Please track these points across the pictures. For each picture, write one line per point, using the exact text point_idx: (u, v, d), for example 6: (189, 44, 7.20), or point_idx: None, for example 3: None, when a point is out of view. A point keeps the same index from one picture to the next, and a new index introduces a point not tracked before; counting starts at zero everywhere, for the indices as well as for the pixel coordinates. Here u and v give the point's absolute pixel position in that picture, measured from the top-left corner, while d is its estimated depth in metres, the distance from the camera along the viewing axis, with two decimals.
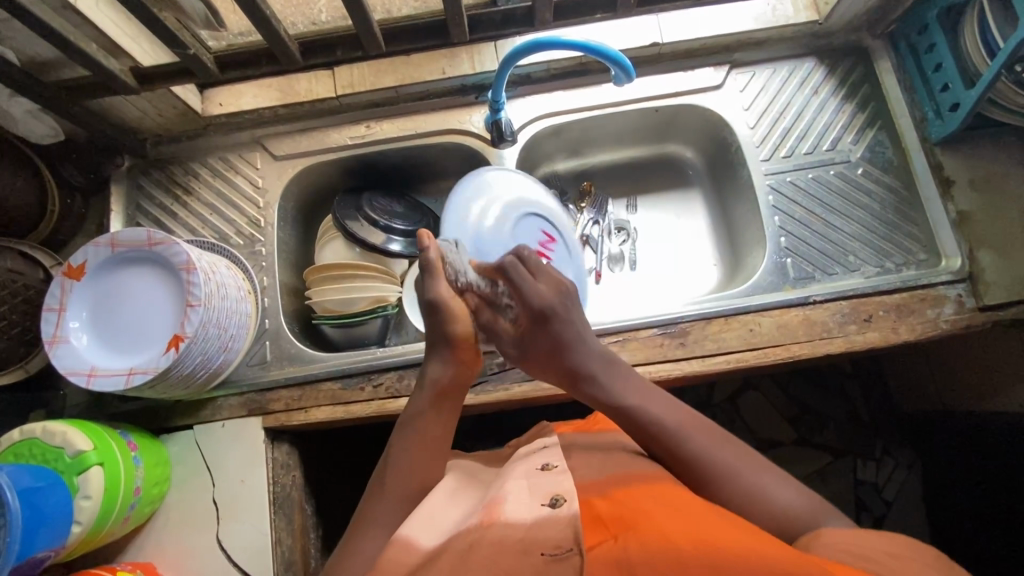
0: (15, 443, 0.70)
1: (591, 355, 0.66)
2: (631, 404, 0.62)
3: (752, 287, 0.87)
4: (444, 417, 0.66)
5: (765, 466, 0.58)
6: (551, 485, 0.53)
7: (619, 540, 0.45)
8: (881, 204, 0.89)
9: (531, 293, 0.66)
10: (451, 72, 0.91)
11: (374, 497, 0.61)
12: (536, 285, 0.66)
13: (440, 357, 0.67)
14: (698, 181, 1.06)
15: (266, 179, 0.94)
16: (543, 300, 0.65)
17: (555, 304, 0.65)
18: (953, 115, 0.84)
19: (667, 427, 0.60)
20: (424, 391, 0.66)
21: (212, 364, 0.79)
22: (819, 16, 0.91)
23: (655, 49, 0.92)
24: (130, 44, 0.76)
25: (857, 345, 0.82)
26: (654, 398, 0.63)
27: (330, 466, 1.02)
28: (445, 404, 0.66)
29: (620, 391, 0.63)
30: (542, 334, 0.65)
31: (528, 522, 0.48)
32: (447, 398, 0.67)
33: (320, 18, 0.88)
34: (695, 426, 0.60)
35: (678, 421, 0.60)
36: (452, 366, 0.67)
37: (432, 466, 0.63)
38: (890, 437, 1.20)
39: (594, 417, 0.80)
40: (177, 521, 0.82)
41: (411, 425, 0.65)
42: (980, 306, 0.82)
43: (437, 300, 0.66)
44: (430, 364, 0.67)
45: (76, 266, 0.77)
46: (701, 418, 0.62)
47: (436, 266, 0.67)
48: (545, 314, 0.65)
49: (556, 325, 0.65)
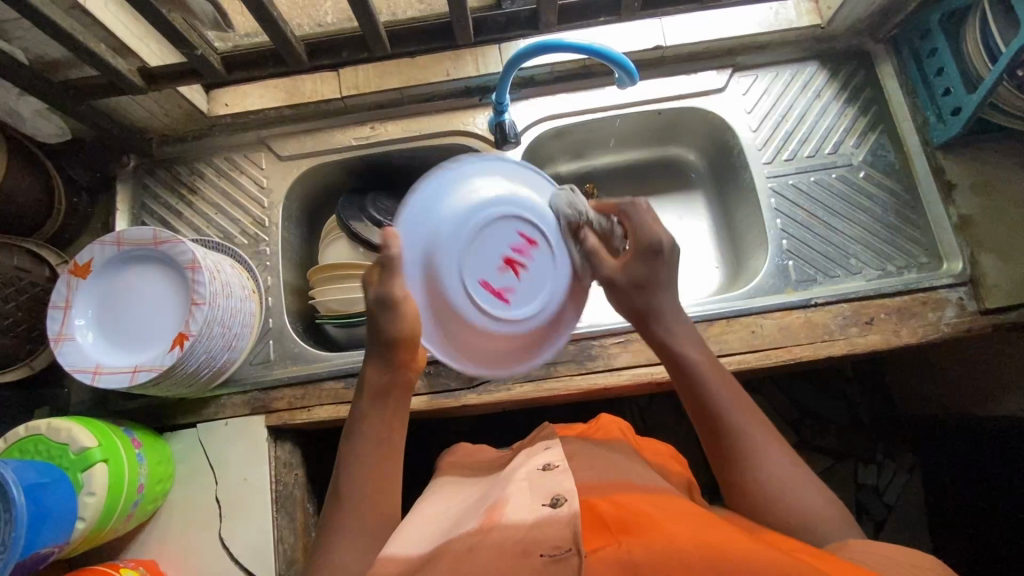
0: (20, 439, 0.70)
1: (672, 307, 0.68)
2: (693, 359, 0.65)
3: (753, 290, 0.87)
4: (393, 415, 0.65)
5: (783, 447, 0.60)
6: (552, 485, 0.52)
7: (623, 545, 0.44)
8: (883, 208, 0.90)
9: (650, 225, 0.68)
10: (455, 74, 0.92)
11: (334, 507, 0.60)
12: (658, 224, 0.68)
13: (376, 359, 0.65)
14: (701, 184, 1.07)
15: (270, 180, 0.94)
16: (658, 238, 0.67)
17: (667, 242, 0.67)
18: (955, 119, 0.84)
19: (716, 396, 0.62)
20: (366, 393, 0.65)
21: (216, 362, 0.80)
22: (822, 20, 0.92)
23: (658, 52, 0.92)
24: (138, 45, 0.77)
25: (858, 347, 0.82)
26: (713, 364, 0.65)
27: (332, 465, 1.02)
28: (391, 402, 0.65)
29: (687, 348, 0.66)
30: (644, 267, 0.67)
31: (529, 522, 0.48)
32: (391, 396, 0.65)
33: (325, 20, 0.89)
34: (740, 405, 0.62)
35: (729, 394, 0.62)
36: (391, 365, 0.64)
37: (387, 469, 0.63)
38: (892, 440, 1.20)
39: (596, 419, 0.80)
40: (180, 519, 0.83)
41: (360, 428, 0.64)
42: (982, 309, 0.82)
43: (388, 299, 0.61)
44: (368, 368, 0.65)
45: (82, 264, 0.77)
46: (748, 399, 0.63)
47: (399, 265, 0.61)
48: (653, 250, 0.67)
49: (661, 264, 0.67)
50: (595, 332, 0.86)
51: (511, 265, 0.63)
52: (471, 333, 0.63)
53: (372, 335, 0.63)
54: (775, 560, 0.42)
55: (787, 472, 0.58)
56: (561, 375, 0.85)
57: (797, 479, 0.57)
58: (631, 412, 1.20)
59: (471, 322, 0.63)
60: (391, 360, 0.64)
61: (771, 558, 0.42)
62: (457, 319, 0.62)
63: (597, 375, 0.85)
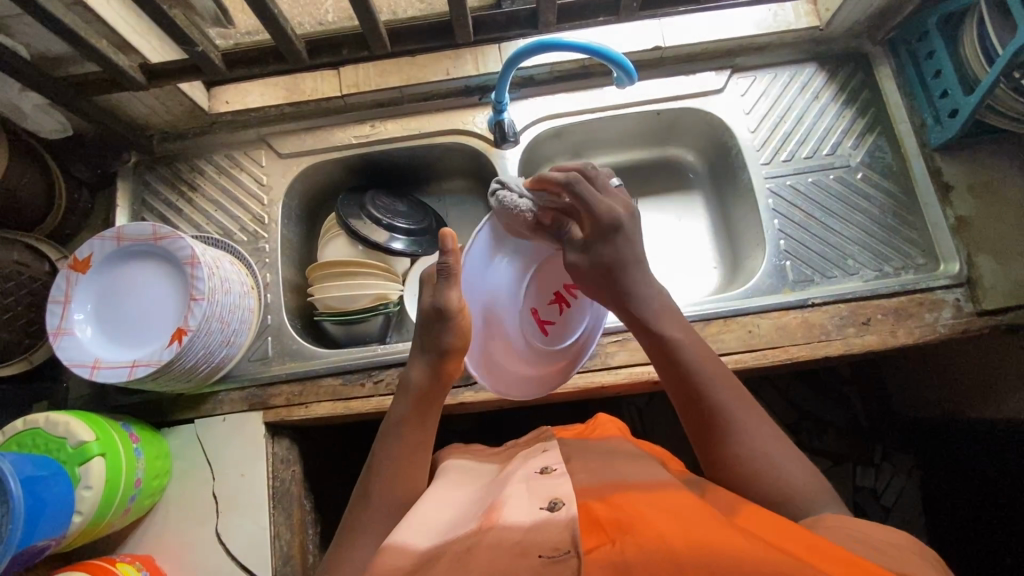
0: (18, 433, 0.70)
1: (643, 284, 0.68)
2: (671, 335, 0.65)
3: (751, 289, 0.87)
4: (429, 423, 0.67)
5: (766, 421, 0.61)
6: (550, 488, 0.52)
7: (616, 543, 0.46)
8: (880, 209, 0.90)
9: (602, 206, 0.68)
10: (455, 73, 0.92)
11: (359, 506, 0.62)
12: (606, 201, 0.69)
13: (424, 362, 0.67)
14: (699, 184, 1.07)
15: (271, 177, 0.95)
16: (613, 215, 0.68)
17: (623, 218, 0.69)
18: (953, 121, 0.85)
19: (698, 370, 0.63)
20: (407, 397, 0.67)
21: (214, 359, 0.80)
22: (820, 22, 0.92)
23: (657, 52, 0.93)
24: (140, 42, 0.77)
25: (855, 347, 0.82)
26: (693, 340, 0.65)
27: (330, 464, 1.02)
28: (429, 409, 0.67)
29: (664, 323, 0.66)
30: (608, 246, 0.68)
31: (526, 525, 0.47)
32: (428, 402, 0.67)
33: (326, 18, 0.89)
34: (723, 378, 0.62)
35: (709, 368, 0.63)
36: (435, 374, 0.67)
37: (418, 473, 0.65)
38: (889, 442, 1.20)
39: (595, 421, 0.80)
40: (177, 515, 0.83)
41: (397, 434, 0.65)
42: (978, 310, 0.82)
43: (445, 309, 0.65)
44: (414, 367, 0.68)
45: (82, 259, 0.78)
46: (730, 375, 0.64)
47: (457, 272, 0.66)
48: (614, 226, 0.68)
49: (621, 239, 0.68)
50: None
51: (559, 302, 0.76)
52: (510, 363, 0.74)
53: (423, 340, 0.67)
54: (783, 560, 0.41)
55: (773, 449, 0.58)
56: None
57: (784, 457, 0.58)
58: (630, 412, 1.20)
59: (512, 349, 0.74)
60: (438, 370, 0.67)
61: (780, 561, 0.41)
62: (502, 350, 0.73)
63: (594, 374, 0.85)
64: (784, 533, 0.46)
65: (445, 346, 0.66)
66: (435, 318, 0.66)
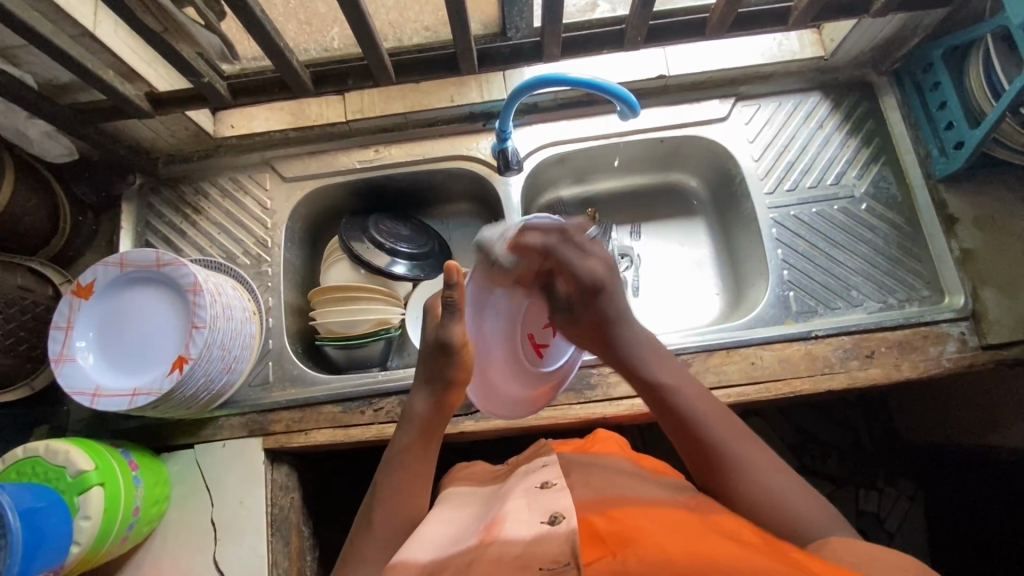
0: (17, 461, 0.70)
1: (634, 335, 0.70)
2: (661, 377, 0.65)
3: (754, 319, 0.87)
4: (432, 453, 0.66)
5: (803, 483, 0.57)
6: (549, 502, 0.51)
7: (616, 556, 0.44)
8: (884, 240, 0.89)
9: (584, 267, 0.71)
10: (460, 100, 0.93)
11: (361, 529, 0.61)
12: (586, 262, 0.71)
13: (429, 393, 0.67)
14: (703, 210, 1.07)
15: (274, 201, 0.95)
16: (594, 274, 0.70)
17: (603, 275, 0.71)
18: (957, 153, 0.84)
19: (689, 403, 0.63)
20: (411, 427, 0.67)
21: (214, 385, 0.80)
22: (825, 52, 0.92)
23: (661, 81, 0.93)
24: (145, 70, 0.79)
25: (858, 381, 0.82)
26: (686, 382, 0.65)
27: (327, 487, 1.02)
28: (432, 440, 0.66)
29: (656, 368, 0.66)
30: (590, 304, 0.71)
31: (526, 538, 0.46)
32: (431, 433, 0.67)
33: (332, 45, 0.89)
34: (714, 411, 0.62)
35: (704, 408, 0.62)
36: (437, 406, 0.67)
37: (419, 497, 0.63)
38: (892, 467, 1.18)
39: (593, 437, 0.78)
40: (175, 540, 0.83)
41: (399, 462, 0.64)
42: (982, 344, 0.82)
43: (450, 343, 0.63)
44: (417, 400, 0.67)
45: (85, 284, 0.78)
46: (730, 416, 0.62)
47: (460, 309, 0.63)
48: (595, 286, 0.70)
49: (604, 298, 0.70)
50: (594, 360, 0.86)
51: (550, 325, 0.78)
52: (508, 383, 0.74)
53: (427, 372, 0.66)
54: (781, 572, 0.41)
55: (796, 489, 0.56)
56: (560, 404, 0.85)
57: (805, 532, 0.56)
58: (632, 433, 1.20)
59: (509, 368, 0.74)
60: (440, 401, 0.67)
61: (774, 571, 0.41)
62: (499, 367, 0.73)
63: (595, 405, 0.84)
64: (779, 549, 0.46)
65: (448, 377, 0.66)
66: (440, 352, 0.64)
